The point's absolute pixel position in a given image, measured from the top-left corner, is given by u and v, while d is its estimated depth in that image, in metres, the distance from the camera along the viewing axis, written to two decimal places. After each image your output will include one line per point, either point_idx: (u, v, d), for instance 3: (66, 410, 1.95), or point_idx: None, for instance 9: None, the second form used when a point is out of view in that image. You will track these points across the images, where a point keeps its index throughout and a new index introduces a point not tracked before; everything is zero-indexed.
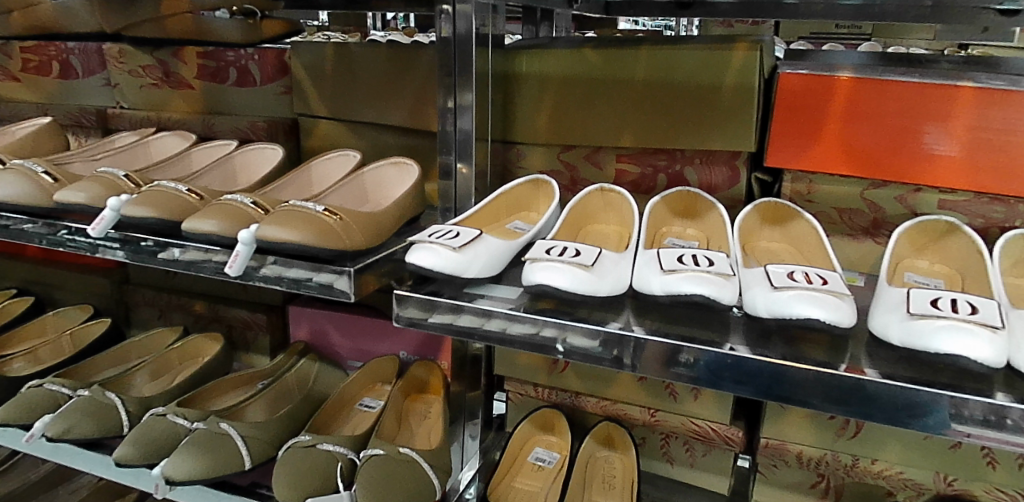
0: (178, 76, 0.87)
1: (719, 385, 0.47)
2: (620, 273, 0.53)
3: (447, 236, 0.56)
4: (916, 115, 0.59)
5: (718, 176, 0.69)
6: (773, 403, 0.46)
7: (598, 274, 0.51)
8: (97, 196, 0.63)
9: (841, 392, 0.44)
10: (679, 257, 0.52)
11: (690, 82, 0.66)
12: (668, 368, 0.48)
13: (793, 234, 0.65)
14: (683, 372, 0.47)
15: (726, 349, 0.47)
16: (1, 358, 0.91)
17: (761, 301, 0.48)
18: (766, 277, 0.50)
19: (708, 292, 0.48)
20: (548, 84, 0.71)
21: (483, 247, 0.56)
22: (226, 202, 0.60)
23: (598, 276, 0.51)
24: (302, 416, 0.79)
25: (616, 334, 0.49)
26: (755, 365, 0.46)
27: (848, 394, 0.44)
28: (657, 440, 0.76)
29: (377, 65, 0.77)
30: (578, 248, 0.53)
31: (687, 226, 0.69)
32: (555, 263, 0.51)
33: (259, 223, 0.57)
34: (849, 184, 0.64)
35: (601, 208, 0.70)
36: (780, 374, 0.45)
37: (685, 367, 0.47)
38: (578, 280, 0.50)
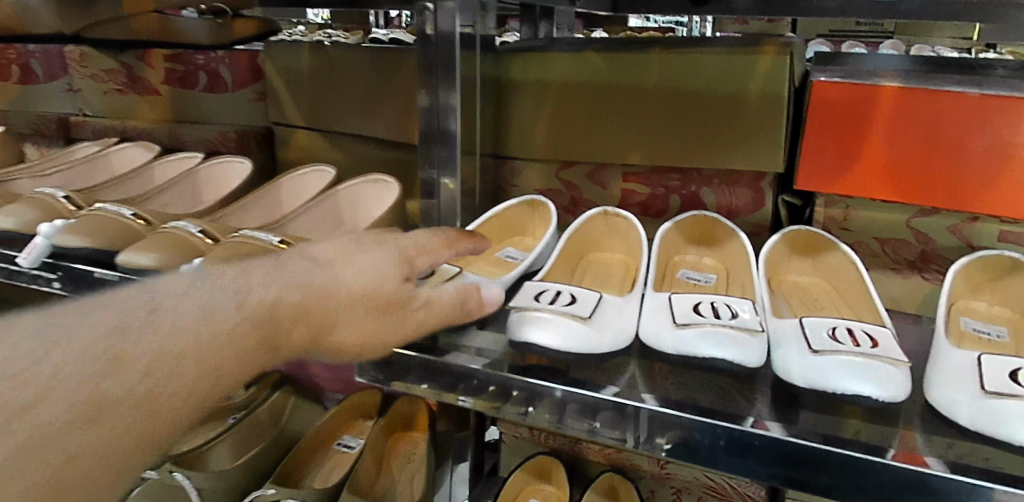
0: (144, 81, 0.80)
1: (743, 470, 0.37)
2: (623, 323, 0.46)
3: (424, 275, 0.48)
4: (976, 132, 0.50)
5: (740, 199, 0.60)
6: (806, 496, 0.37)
7: (599, 333, 0.44)
8: (29, 220, 0.55)
9: (893, 487, 0.35)
10: (696, 305, 0.44)
11: (711, 91, 0.57)
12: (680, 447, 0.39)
13: (827, 267, 0.56)
14: (699, 450, 0.38)
15: (751, 425, 0.38)
16: None
17: (795, 365, 0.40)
18: (802, 333, 0.41)
19: (728, 355, 0.41)
20: (546, 92, 0.63)
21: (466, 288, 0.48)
22: (170, 231, 0.52)
23: (598, 336, 0.43)
24: (271, 459, 0.71)
25: (618, 398, 0.40)
26: (788, 449, 0.36)
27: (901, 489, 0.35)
28: (667, 494, 0.67)
29: (355, 70, 0.69)
30: (576, 295, 0.46)
31: (703, 255, 0.60)
32: (546, 319, 0.43)
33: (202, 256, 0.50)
34: (893, 210, 0.55)
35: (605, 233, 0.61)
36: (817, 459, 0.36)
37: (700, 445, 0.38)
38: (574, 344, 0.42)
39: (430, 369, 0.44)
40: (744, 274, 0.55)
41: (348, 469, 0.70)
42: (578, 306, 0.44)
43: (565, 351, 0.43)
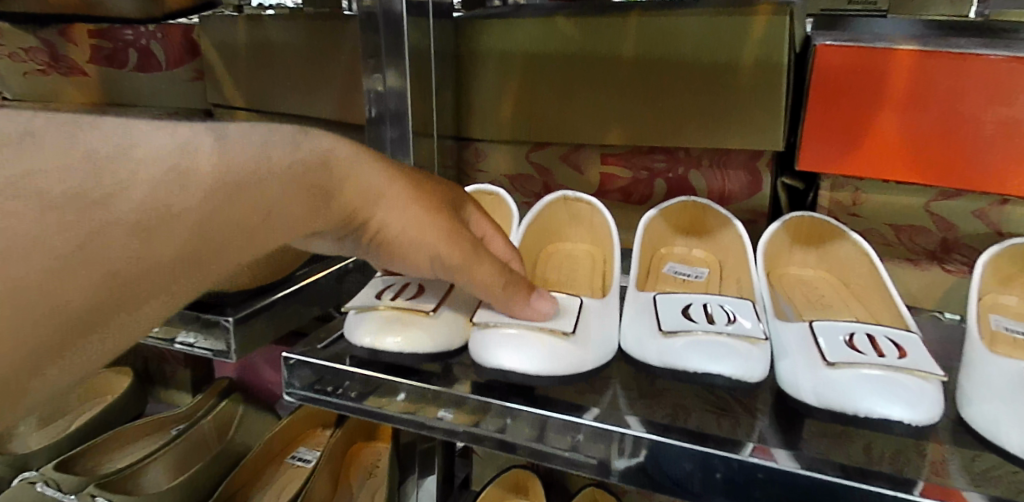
0: (69, 61, 0.72)
1: None
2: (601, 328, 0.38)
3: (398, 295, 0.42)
4: (1007, 101, 0.43)
5: (734, 182, 0.53)
6: None
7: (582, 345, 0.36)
8: None
9: None
10: (686, 307, 0.37)
11: (696, 59, 0.50)
12: (664, 484, 0.31)
13: (834, 259, 0.49)
14: (689, 486, 0.30)
15: (750, 452, 0.30)
16: None
17: (803, 380, 0.33)
18: (812, 340, 0.34)
19: (727, 368, 0.33)
20: (511, 63, 0.55)
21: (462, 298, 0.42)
22: None
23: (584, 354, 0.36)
24: (214, 478, 0.63)
25: (592, 415, 0.33)
26: (800, 482, 0.29)
27: None
28: None
29: (296, 44, 0.61)
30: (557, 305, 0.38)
31: (693, 246, 0.53)
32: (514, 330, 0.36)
33: None
34: (908, 193, 0.48)
35: (567, 221, 0.54)
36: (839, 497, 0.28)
37: (691, 481, 0.30)
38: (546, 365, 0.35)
39: (377, 386, 0.36)
40: (739, 268, 0.48)
41: (301, 485, 0.62)
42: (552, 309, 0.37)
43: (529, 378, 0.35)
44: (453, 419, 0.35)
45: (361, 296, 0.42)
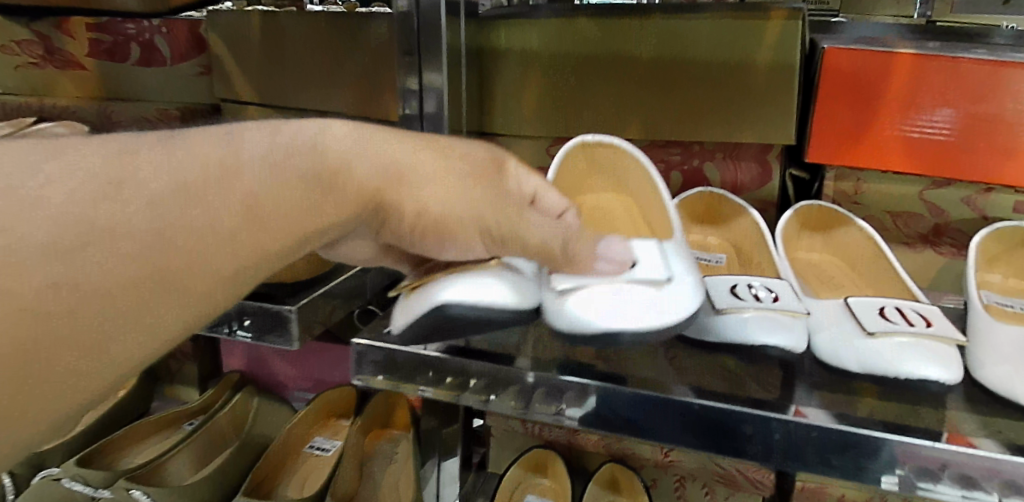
0: (66, 55, 0.70)
1: (799, 465, 0.33)
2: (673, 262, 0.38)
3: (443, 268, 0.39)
4: (996, 100, 0.48)
5: (746, 173, 0.57)
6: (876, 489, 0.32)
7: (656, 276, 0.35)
8: None
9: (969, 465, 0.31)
10: (734, 287, 0.41)
11: (714, 60, 0.53)
12: (723, 445, 0.34)
13: (839, 243, 0.54)
14: (750, 448, 0.33)
15: (795, 414, 0.34)
16: None
17: (846, 352, 0.37)
18: (850, 314, 0.39)
19: (780, 340, 0.37)
20: (533, 62, 0.58)
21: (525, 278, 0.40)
22: None
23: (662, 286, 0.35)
24: (241, 470, 0.64)
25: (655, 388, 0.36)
26: (847, 437, 0.32)
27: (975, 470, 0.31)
28: (672, 483, 0.63)
29: (315, 40, 0.62)
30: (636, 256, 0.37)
31: (708, 234, 0.57)
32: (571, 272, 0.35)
33: None
34: (905, 182, 0.53)
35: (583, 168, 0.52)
36: (884, 448, 0.32)
37: (750, 443, 0.33)
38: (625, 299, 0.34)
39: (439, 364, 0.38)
40: (759, 252, 0.52)
41: (330, 472, 0.64)
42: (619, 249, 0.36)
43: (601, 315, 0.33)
44: (432, 394, 0.38)
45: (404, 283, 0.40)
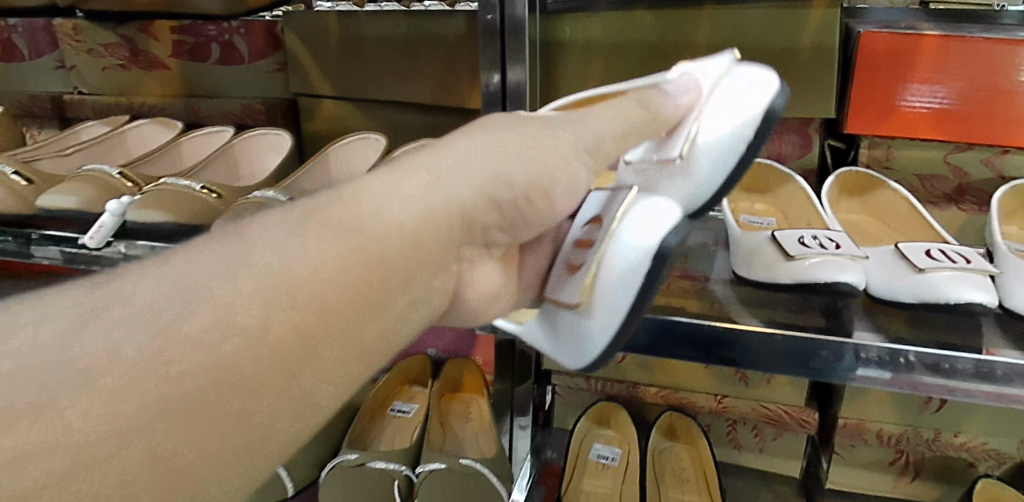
0: (149, 56, 0.75)
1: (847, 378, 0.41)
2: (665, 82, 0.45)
3: (583, 259, 0.41)
4: (1013, 73, 0.55)
5: (789, 145, 0.65)
6: (910, 393, 0.40)
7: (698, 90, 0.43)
8: (94, 200, 0.52)
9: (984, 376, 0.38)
10: (802, 237, 0.48)
11: (764, 46, 0.60)
12: (789, 365, 0.42)
13: (875, 203, 0.62)
14: (811, 368, 0.41)
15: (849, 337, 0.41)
16: None
17: (902, 288, 0.45)
18: (901, 256, 0.47)
19: (851, 277, 0.44)
20: (598, 51, 0.64)
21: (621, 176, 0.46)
22: (163, 187, 0.52)
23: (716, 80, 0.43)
24: (339, 431, 0.71)
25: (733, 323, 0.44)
26: (882, 353, 0.40)
27: (991, 375, 0.38)
28: (723, 427, 0.72)
29: (394, 36, 0.68)
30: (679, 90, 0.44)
31: (755, 201, 0.65)
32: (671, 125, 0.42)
33: (132, 194, 0.52)
34: (930, 148, 0.61)
35: None
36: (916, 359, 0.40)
37: (810, 365, 0.41)
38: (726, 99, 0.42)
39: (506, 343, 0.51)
40: (806, 214, 0.60)
41: (415, 430, 0.71)
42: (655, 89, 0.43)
43: (737, 123, 0.41)
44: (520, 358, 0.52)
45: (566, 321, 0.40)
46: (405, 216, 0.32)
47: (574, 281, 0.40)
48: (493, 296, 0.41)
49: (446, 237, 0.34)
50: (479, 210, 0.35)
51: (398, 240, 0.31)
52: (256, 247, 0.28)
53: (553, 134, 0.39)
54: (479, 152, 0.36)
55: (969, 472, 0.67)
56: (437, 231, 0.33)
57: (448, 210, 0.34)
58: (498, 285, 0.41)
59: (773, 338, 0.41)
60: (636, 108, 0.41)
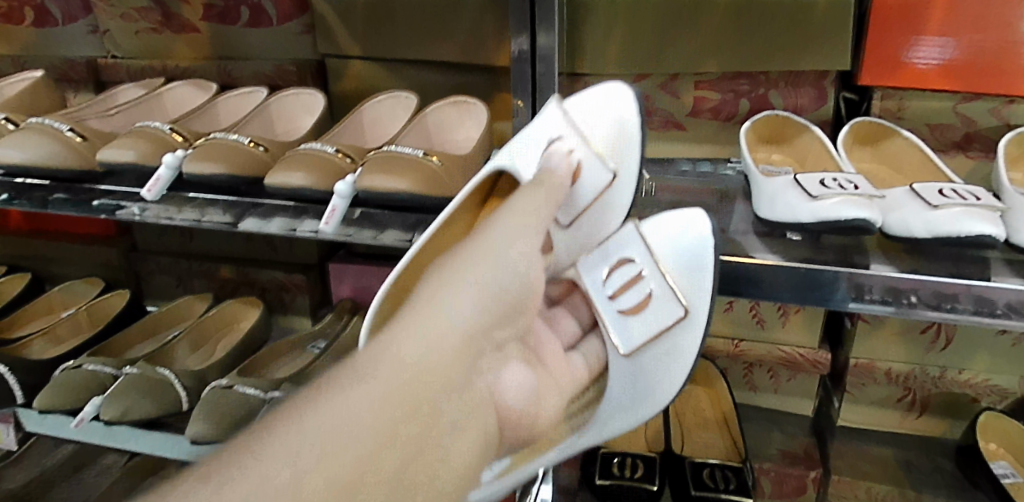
0: (180, 19, 0.76)
1: (860, 307, 0.45)
2: (531, 152, 0.50)
3: (633, 287, 0.49)
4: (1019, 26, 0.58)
5: (806, 97, 0.67)
6: (918, 318, 0.44)
7: (566, 129, 0.50)
8: (149, 154, 0.55)
9: (984, 302, 0.42)
10: (822, 180, 0.52)
11: (783, 2, 0.63)
12: (807, 297, 0.45)
13: (888, 154, 0.65)
14: (829, 299, 0.45)
15: (865, 269, 0.45)
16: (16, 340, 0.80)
17: (917, 224, 0.48)
18: (915, 196, 0.50)
19: (869, 214, 0.48)
20: (623, 8, 0.66)
21: (558, 240, 0.53)
22: (214, 141, 0.55)
23: (568, 117, 0.51)
24: None
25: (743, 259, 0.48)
26: (894, 282, 0.44)
27: (991, 302, 0.42)
28: (740, 370, 0.77)
29: None
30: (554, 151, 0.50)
31: (773, 152, 0.68)
32: (579, 165, 0.50)
33: (185, 149, 0.56)
34: (941, 99, 0.64)
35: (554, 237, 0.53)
36: (925, 287, 0.43)
37: (829, 297, 0.45)
38: (607, 123, 0.52)
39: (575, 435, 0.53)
40: (823, 161, 0.63)
41: None
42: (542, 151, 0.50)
43: (619, 134, 0.52)
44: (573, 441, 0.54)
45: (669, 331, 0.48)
46: (428, 353, 0.30)
47: (648, 303, 0.49)
48: (527, 397, 0.41)
49: (469, 358, 0.32)
50: (486, 327, 0.34)
51: (436, 370, 0.30)
52: (321, 426, 0.25)
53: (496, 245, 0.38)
54: (451, 282, 0.34)
55: (972, 406, 0.71)
56: (459, 359, 0.31)
57: (459, 334, 0.32)
58: (529, 383, 0.42)
59: (773, 266, 0.45)
60: (556, 186, 0.46)
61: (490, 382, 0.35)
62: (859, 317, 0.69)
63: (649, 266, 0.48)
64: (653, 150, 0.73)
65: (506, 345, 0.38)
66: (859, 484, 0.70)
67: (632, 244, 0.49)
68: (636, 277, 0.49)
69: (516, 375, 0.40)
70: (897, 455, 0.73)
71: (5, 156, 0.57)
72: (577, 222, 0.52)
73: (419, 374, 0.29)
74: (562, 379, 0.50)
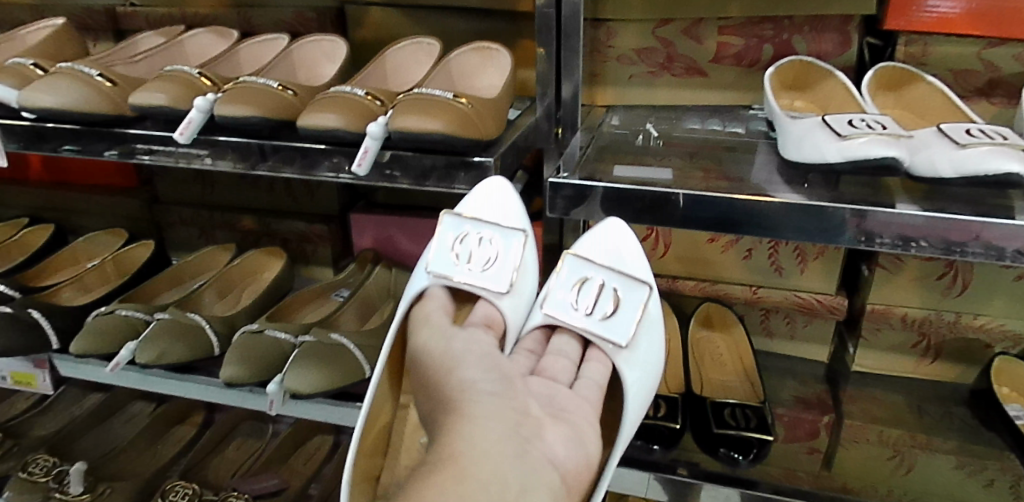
0: None
1: (886, 245, 0.48)
2: (441, 254, 0.57)
3: (604, 294, 0.55)
4: None
5: (829, 43, 0.68)
6: (940, 255, 0.48)
7: (462, 225, 0.57)
8: (180, 97, 0.56)
9: (1006, 240, 0.45)
10: (850, 122, 0.52)
11: None
12: (838, 236, 0.49)
13: (910, 99, 0.65)
14: (858, 236, 0.48)
15: (894, 207, 0.48)
16: (46, 289, 0.82)
17: (944, 161, 0.49)
18: (945, 136, 0.51)
19: (897, 152, 0.48)
20: None
21: (506, 308, 0.57)
22: (246, 84, 0.56)
23: (462, 214, 0.57)
24: None
25: (772, 197, 0.50)
26: (921, 221, 0.47)
27: (1012, 240, 0.45)
28: (758, 316, 0.79)
29: None
30: (467, 239, 0.57)
31: (795, 99, 0.68)
32: (490, 246, 0.57)
33: (216, 92, 0.57)
34: (965, 44, 0.64)
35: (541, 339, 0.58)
36: (951, 225, 0.46)
37: (857, 234, 0.48)
38: (494, 196, 0.58)
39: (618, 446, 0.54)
40: (846, 107, 0.64)
41: None
42: (451, 250, 0.57)
43: (500, 202, 0.58)
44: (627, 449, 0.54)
45: (632, 305, 0.54)
46: (476, 442, 0.39)
47: (619, 301, 0.55)
48: (577, 443, 0.45)
49: (500, 445, 0.40)
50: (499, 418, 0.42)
51: (488, 447, 0.39)
52: None
53: (453, 365, 0.47)
54: (450, 404, 0.44)
55: (986, 352, 0.72)
56: (500, 432, 0.41)
57: (483, 428, 0.41)
58: (574, 433, 0.46)
59: (803, 204, 0.48)
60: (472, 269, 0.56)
61: (541, 444, 0.42)
62: (876, 264, 0.70)
63: (605, 272, 0.54)
64: (674, 98, 0.73)
65: (533, 417, 0.44)
66: (870, 427, 0.72)
67: (580, 269, 0.55)
68: (600, 289, 0.55)
69: (561, 431, 0.45)
70: (909, 400, 0.74)
71: (36, 100, 0.57)
72: (516, 285, 0.57)
73: (482, 454, 0.39)
74: (592, 401, 0.51)
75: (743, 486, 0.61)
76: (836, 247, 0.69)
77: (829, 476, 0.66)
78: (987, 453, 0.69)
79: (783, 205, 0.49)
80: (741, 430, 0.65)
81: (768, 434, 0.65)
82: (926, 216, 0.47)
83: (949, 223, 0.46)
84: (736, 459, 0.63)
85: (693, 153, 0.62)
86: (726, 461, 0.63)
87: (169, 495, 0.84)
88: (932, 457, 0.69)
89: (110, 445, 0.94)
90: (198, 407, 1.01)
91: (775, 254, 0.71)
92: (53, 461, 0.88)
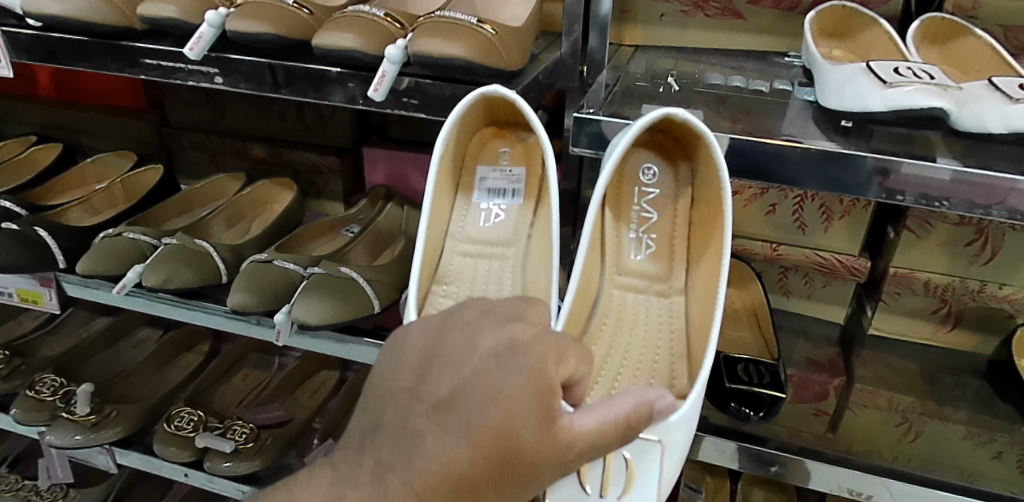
0: None
1: (916, 203, 0.46)
2: (636, 473, 0.46)
3: None
4: None
5: None
6: (976, 215, 0.45)
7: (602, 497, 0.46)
8: (191, 10, 0.54)
9: None
10: (896, 69, 0.49)
11: None
12: (865, 192, 0.46)
13: (957, 52, 0.61)
14: (889, 195, 0.46)
15: (936, 161, 0.45)
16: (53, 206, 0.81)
17: (993, 116, 0.46)
18: (996, 89, 0.48)
19: (942, 103, 0.46)
20: None
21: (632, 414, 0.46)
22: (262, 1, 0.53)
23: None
24: None
25: (805, 143, 0.47)
26: (959, 178, 0.44)
27: None
28: (775, 273, 0.78)
29: None
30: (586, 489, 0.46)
31: (834, 47, 0.65)
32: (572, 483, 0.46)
33: (227, 7, 0.54)
34: None
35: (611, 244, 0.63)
36: (992, 184, 0.43)
37: (887, 191, 0.46)
38: None
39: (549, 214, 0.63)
40: (889, 56, 0.60)
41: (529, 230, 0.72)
42: (609, 484, 0.46)
43: None
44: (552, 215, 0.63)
45: None
46: None
47: None
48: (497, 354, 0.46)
49: None
50: None
51: None
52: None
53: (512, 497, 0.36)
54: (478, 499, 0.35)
55: (1009, 323, 0.70)
56: None
57: None
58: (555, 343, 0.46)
59: (833, 155, 0.46)
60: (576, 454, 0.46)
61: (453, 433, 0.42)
62: (904, 226, 0.67)
63: None
64: (705, 40, 0.71)
65: None
66: (880, 392, 0.71)
67: None
68: None
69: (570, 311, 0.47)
70: (922, 367, 0.73)
71: (42, 6, 0.55)
72: None
73: None
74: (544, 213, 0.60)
75: (750, 441, 0.60)
76: (864, 206, 0.67)
77: (835, 439, 0.65)
78: (997, 425, 0.67)
79: (813, 153, 0.46)
80: (754, 386, 0.65)
81: (780, 393, 0.65)
82: (955, 174, 0.44)
83: (978, 183, 0.44)
84: (747, 415, 0.61)
85: (724, 98, 0.59)
86: (737, 417, 0.62)
87: (176, 419, 0.84)
88: (942, 425, 0.67)
89: (117, 368, 0.95)
90: (205, 336, 1.01)
91: (799, 209, 0.69)
92: (60, 382, 0.87)
